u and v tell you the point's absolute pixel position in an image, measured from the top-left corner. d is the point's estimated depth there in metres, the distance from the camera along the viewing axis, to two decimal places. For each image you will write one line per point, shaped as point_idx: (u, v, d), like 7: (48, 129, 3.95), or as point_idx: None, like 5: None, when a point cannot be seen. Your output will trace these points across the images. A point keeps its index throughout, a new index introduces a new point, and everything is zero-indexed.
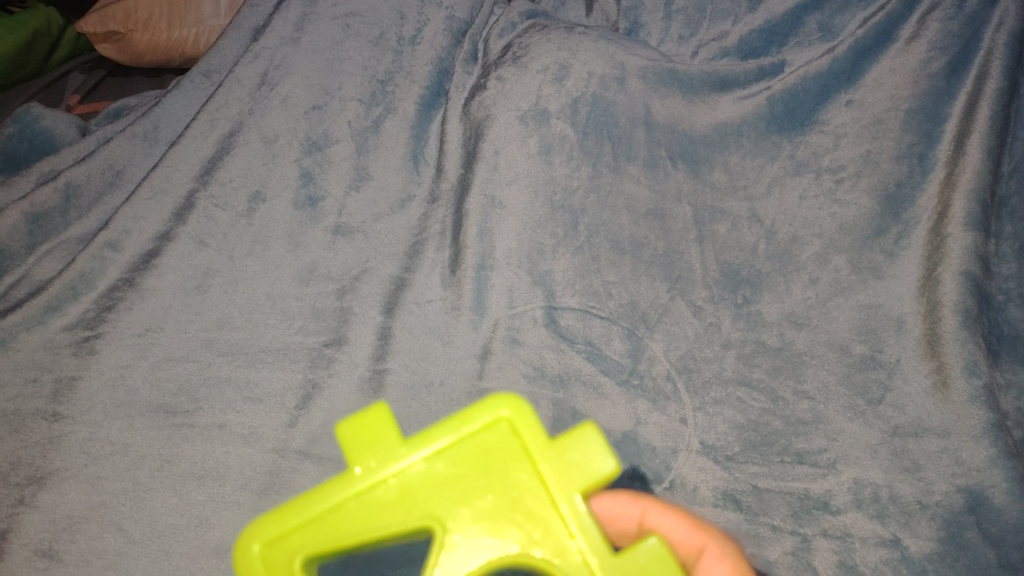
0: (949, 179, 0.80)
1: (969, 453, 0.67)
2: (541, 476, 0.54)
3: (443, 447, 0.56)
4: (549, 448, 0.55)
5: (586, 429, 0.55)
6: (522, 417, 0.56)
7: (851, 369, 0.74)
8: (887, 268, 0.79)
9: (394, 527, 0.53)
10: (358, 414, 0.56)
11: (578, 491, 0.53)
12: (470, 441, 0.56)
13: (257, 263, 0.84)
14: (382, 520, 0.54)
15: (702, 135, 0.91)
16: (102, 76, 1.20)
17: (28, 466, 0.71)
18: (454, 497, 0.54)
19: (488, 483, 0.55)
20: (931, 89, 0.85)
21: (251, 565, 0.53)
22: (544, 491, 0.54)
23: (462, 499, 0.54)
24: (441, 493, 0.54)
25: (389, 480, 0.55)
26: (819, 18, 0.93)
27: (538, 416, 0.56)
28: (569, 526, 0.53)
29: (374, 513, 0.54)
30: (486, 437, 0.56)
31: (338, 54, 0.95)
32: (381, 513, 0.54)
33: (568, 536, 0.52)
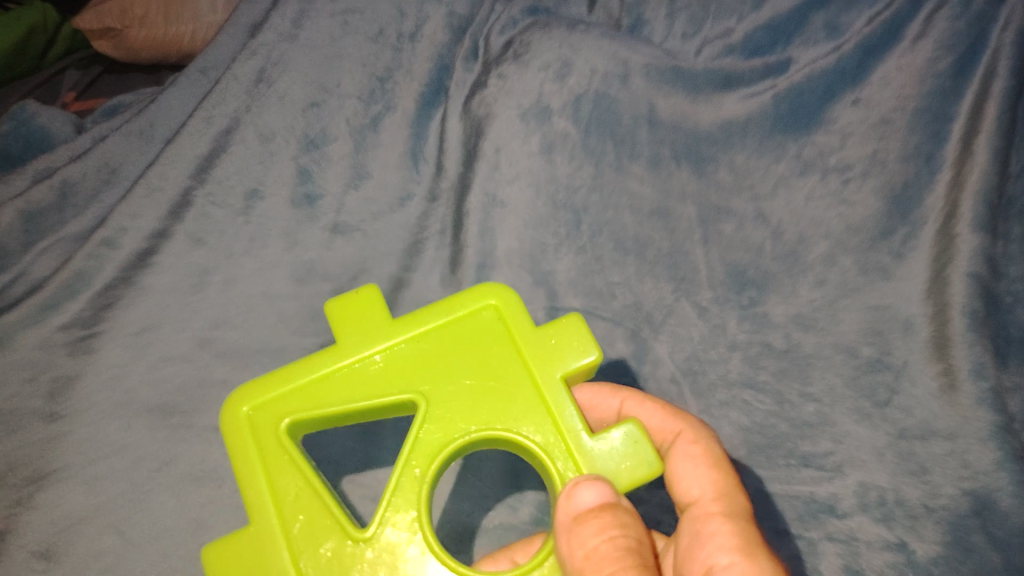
0: (957, 179, 0.79)
1: (976, 456, 0.66)
2: (522, 357, 0.62)
3: (430, 328, 0.64)
4: (533, 334, 0.63)
5: (572, 318, 0.63)
6: (506, 304, 0.64)
7: (857, 372, 0.74)
8: (895, 269, 0.78)
9: (378, 393, 0.61)
10: (351, 293, 0.66)
11: (559, 374, 0.61)
12: (456, 323, 0.64)
13: (256, 261, 0.83)
14: (369, 386, 0.62)
15: (707, 134, 0.88)
16: (99, 73, 1.17)
17: (25, 467, 0.69)
18: (436, 368, 0.62)
19: (468, 359, 0.62)
20: (938, 90, 0.83)
21: (238, 426, 0.61)
22: (524, 371, 0.61)
23: (443, 370, 0.62)
24: (422, 364, 0.62)
25: (384, 353, 0.63)
26: (826, 16, 0.91)
27: (524, 306, 0.64)
28: (540, 397, 0.60)
29: (367, 379, 0.62)
30: (477, 321, 0.64)
31: (337, 51, 0.93)
32: (374, 379, 0.62)
33: (544, 411, 0.60)
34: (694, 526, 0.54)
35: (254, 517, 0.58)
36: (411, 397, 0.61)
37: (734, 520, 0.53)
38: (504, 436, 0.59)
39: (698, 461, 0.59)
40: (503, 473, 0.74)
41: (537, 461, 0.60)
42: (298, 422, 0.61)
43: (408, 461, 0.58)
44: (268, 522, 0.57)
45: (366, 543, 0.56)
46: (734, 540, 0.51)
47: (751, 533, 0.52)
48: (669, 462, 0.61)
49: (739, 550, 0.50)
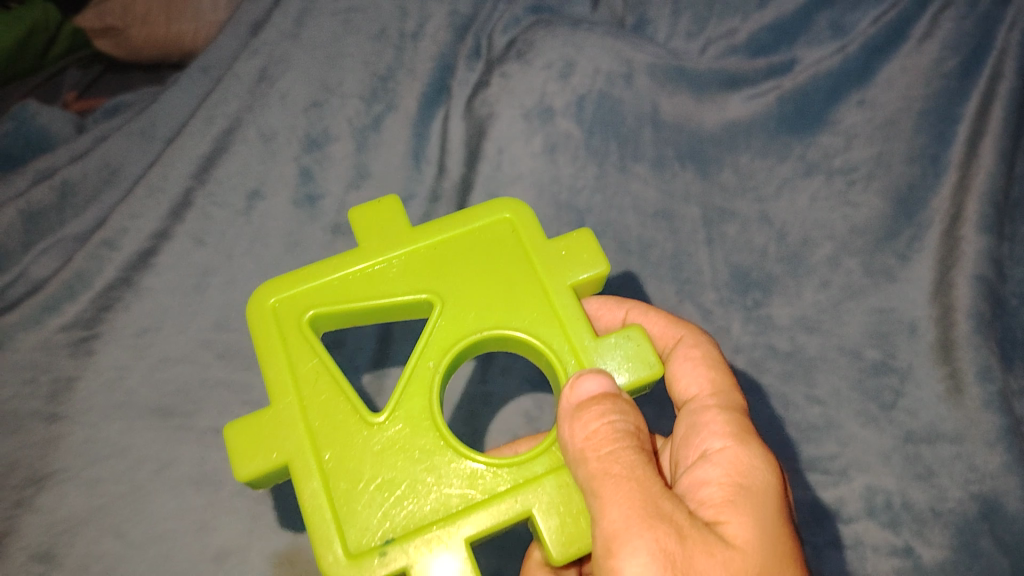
0: (962, 182, 0.80)
1: (983, 459, 0.67)
2: (533, 264, 0.63)
3: (445, 236, 0.65)
4: (544, 245, 0.64)
5: (582, 233, 0.64)
6: (520, 218, 0.66)
7: (862, 375, 0.73)
8: (900, 272, 0.77)
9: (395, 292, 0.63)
10: (374, 201, 0.67)
11: (568, 282, 0.62)
12: (472, 233, 0.66)
13: (256, 262, 0.82)
14: (387, 286, 0.63)
15: (711, 135, 0.88)
16: (100, 72, 1.17)
17: (26, 468, 0.69)
18: (451, 271, 0.64)
19: (480, 265, 0.64)
20: (944, 90, 0.84)
21: (264, 315, 0.63)
22: (535, 279, 0.63)
23: (458, 274, 0.64)
24: (439, 267, 0.64)
25: (400, 258, 0.65)
26: (831, 16, 0.91)
27: (536, 219, 0.66)
28: (550, 301, 0.62)
29: (384, 280, 0.64)
30: (490, 231, 0.66)
31: (339, 49, 0.93)
32: (390, 281, 0.64)
33: (553, 315, 0.61)
34: (692, 417, 0.57)
35: (273, 399, 0.59)
36: (426, 297, 0.62)
37: (730, 412, 0.56)
38: (514, 336, 0.61)
39: (698, 362, 0.61)
40: None
41: (546, 362, 0.61)
42: (319, 315, 0.63)
43: (421, 356, 0.60)
44: (286, 404, 0.58)
45: (377, 430, 0.57)
46: (730, 429, 0.54)
47: (744, 423, 0.55)
48: (670, 363, 0.63)
49: (732, 436, 0.53)
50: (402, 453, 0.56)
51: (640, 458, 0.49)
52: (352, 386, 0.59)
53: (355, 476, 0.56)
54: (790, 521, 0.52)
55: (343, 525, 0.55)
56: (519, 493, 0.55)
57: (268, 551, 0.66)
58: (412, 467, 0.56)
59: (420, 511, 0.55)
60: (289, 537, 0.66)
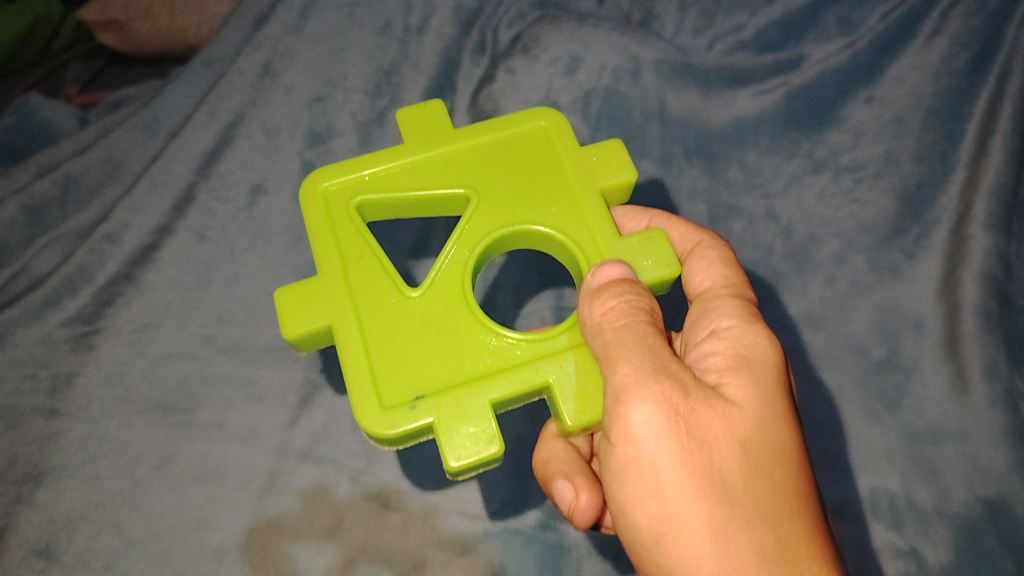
0: (971, 180, 0.79)
1: (988, 459, 0.66)
2: (564, 167, 0.66)
3: (482, 137, 0.68)
4: (576, 150, 0.66)
5: (614, 142, 0.67)
6: (555, 126, 0.68)
7: (867, 373, 0.72)
8: (906, 270, 0.77)
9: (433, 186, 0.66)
10: (420, 104, 0.70)
11: (597, 184, 0.65)
12: (508, 136, 0.68)
13: (259, 257, 0.81)
14: (426, 178, 0.66)
15: (718, 131, 0.88)
16: (103, 66, 1.17)
17: (25, 464, 0.69)
18: (486, 168, 0.66)
19: (514, 166, 0.67)
20: (954, 87, 0.83)
21: (313, 195, 0.66)
22: (565, 180, 0.65)
23: (492, 172, 0.66)
24: (477, 164, 0.67)
25: (439, 154, 0.67)
26: (838, 13, 0.90)
27: (570, 128, 0.68)
28: (578, 200, 0.64)
29: (423, 174, 0.67)
30: (526, 136, 0.68)
31: (343, 44, 0.92)
32: (428, 175, 0.67)
33: (580, 214, 0.64)
34: (704, 304, 0.60)
35: (318, 269, 0.62)
36: (462, 190, 0.65)
37: (741, 299, 0.59)
38: (541, 229, 0.63)
39: (715, 262, 0.63)
40: (508, 474, 0.67)
41: (570, 256, 0.64)
42: (364, 201, 0.66)
43: (456, 243, 0.63)
44: (329, 273, 0.62)
45: (412, 304, 0.60)
46: (738, 311, 0.57)
47: (752, 308, 0.58)
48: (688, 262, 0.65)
49: (740, 317, 0.57)
50: (434, 324, 0.60)
51: (651, 325, 0.52)
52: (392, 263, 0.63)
53: (389, 343, 0.59)
54: (790, 396, 0.55)
55: (376, 383, 0.58)
56: (541, 363, 0.58)
57: (268, 548, 0.65)
58: (443, 338, 0.59)
59: (449, 377, 0.58)
60: (289, 535, 0.65)
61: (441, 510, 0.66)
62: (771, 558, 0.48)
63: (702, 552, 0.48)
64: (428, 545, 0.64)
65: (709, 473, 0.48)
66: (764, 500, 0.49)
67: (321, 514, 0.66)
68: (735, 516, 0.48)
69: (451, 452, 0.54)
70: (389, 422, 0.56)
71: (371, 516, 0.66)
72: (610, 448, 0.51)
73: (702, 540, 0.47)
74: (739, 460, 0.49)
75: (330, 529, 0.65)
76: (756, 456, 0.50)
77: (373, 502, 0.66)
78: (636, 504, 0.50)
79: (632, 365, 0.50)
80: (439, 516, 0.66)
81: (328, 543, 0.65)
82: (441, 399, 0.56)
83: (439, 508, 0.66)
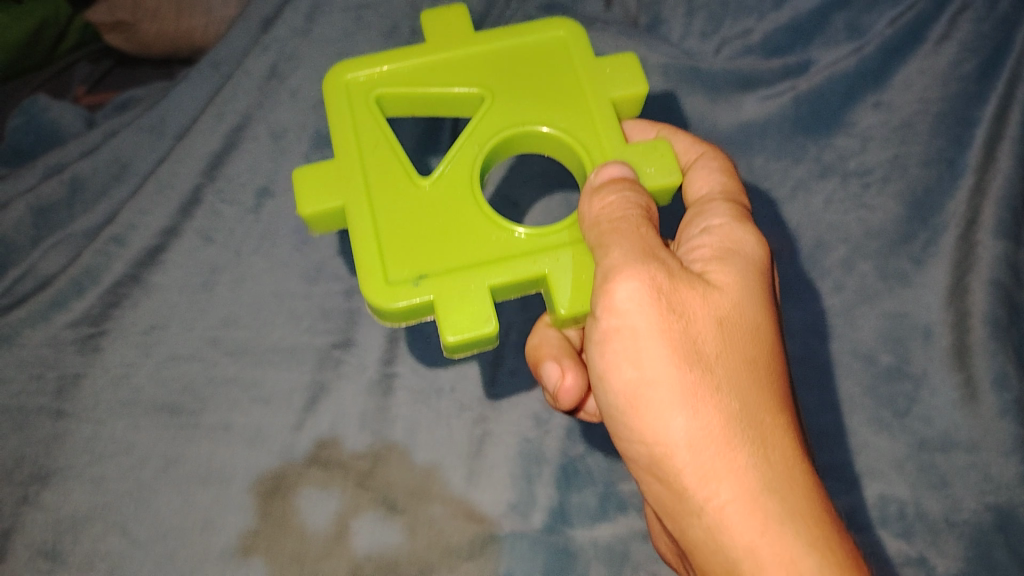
0: (979, 186, 0.79)
1: (998, 469, 0.66)
2: (578, 75, 0.69)
3: (502, 47, 0.71)
4: (592, 62, 0.69)
5: (629, 56, 0.69)
6: (575, 39, 0.71)
7: (875, 380, 0.72)
8: (915, 276, 0.76)
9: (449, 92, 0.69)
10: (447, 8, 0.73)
11: (609, 95, 0.67)
12: (527, 45, 0.71)
13: (265, 260, 0.81)
14: (444, 79, 0.70)
15: (725, 136, 0.87)
16: (110, 66, 1.17)
17: (30, 464, 0.69)
18: (502, 75, 0.70)
19: (529, 74, 0.70)
20: (963, 93, 0.83)
21: (336, 86, 0.70)
22: (577, 90, 0.68)
23: (508, 78, 0.69)
24: (493, 68, 0.70)
25: (460, 58, 0.71)
26: (848, 17, 0.89)
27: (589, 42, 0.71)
28: (588, 108, 0.67)
29: (442, 76, 0.70)
30: (545, 46, 0.71)
31: (350, 46, 0.92)
32: (445, 79, 0.70)
33: (588, 121, 0.67)
34: (701, 206, 0.63)
35: (338, 154, 0.66)
36: (477, 91, 0.69)
37: (736, 202, 0.62)
38: (549, 131, 0.67)
39: (715, 170, 0.65)
40: (514, 477, 0.67)
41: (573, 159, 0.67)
42: (384, 94, 0.70)
43: (466, 141, 0.66)
44: (347, 157, 0.65)
45: (423, 192, 0.64)
46: (728, 211, 0.60)
47: (745, 211, 0.61)
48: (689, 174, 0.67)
49: (732, 216, 0.60)
50: (442, 211, 0.63)
51: (643, 214, 0.56)
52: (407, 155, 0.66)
53: (399, 227, 0.63)
54: (773, 292, 0.59)
55: (383, 260, 0.61)
56: (539, 256, 0.61)
57: (274, 551, 0.65)
58: (449, 227, 0.63)
59: (451, 261, 0.61)
60: (296, 538, 0.65)
61: (448, 514, 0.66)
62: (737, 420, 0.51)
63: (671, 411, 0.51)
64: (434, 549, 0.64)
65: (684, 341, 0.52)
66: (735, 370, 0.52)
67: (327, 517, 0.66)
68: (705, 380, 0.51)
69: (450, 328, 0.58)
70: (392, 296, 0.59)
71: (377, 520, 0.66)
72: (595, 321, 0.55)
73: (671, 398, 0.51)
74: (714, 333, 0.52)
75: (337, 532, 0.65)
76: (731, 331, 0.53)
77: (379, 505, 0.66)
78: (614, 370, 0.54)
79: (621, 245, 0.54)
80: (446, 520, 0.66)
81: (334, 546, 0.65)
82: (442, 280, 0.60)
83: (445, 512, 0.66)
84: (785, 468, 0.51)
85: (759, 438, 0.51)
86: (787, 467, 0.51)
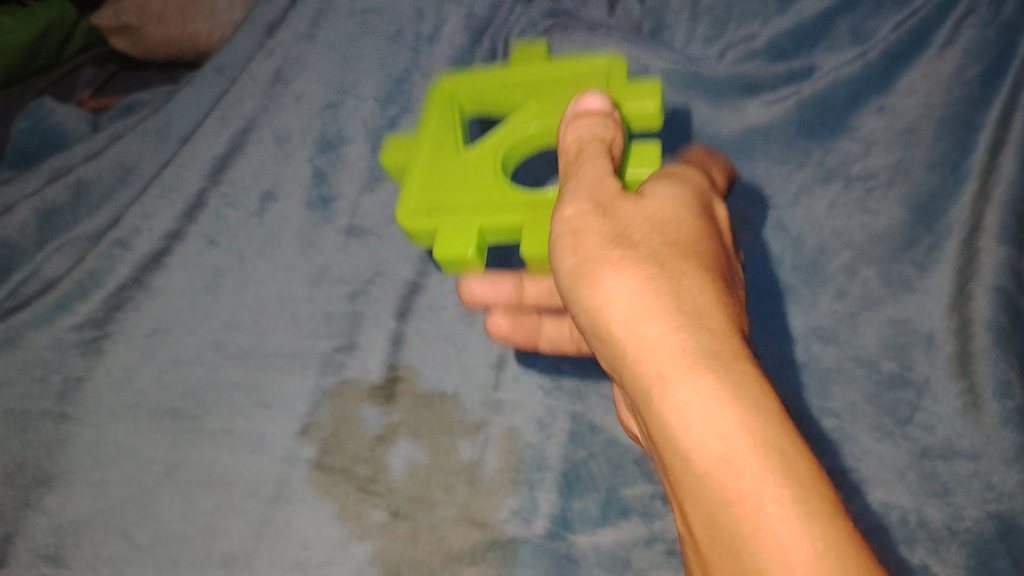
0: (982, 191, 0.78)
1: (1000, 478, 0.65)
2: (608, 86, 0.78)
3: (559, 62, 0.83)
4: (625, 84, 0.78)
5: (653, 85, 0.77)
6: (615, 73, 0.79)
7: (878, 388, 0.72)
8: (918, 282, 0.76)
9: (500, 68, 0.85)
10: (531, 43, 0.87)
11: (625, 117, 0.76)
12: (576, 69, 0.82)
13: (268, 263, 0.81)
14: (511, 79, 0.83)
15: (727, 141, 0.88)
16: (115, 71, 1.17)
17: (35, 468, 0.69)
18: (546, 88, 0.81)
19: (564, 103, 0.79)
20: (967, 98, 0.82)
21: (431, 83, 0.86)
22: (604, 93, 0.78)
23: (551, 90, 0.81)
24: (543, 84, 0.82)
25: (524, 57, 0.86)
26: (852, 21, 0.89)
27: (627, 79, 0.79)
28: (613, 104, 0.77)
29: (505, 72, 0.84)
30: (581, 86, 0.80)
31: (355, 51, 0.92)
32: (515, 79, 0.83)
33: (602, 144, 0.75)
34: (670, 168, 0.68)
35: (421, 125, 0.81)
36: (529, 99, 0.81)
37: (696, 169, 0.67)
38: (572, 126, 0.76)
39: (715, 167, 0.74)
40: (517, 482, 0.66)
41: None
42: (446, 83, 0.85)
43: (512, 126, 0.79)
44: (427, 126, 0.80)
45: (464, 157, 0.78)
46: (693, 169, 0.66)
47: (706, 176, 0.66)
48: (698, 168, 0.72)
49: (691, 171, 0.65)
50: (474, 170, 0.76)
51: (603, 145, 0.62)
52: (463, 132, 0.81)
53: (436, 176, 0.76)
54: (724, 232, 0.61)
55: (419, 187, 0.76)
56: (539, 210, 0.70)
57: (275, 556, 0.64)
58: (464, 179, 0.76)
59: (467, 205, 0.73)
60: (297, 543, 0.65)
61: (450, 521, 0.65)
62: (668, 288, 0.50)
63: (605, 271, 0.52)
64: (437, 555, 0.63)
65: (618, 222, 0.55)
66: (671, 249, 0.53)
67: (329, 523, 0.65)
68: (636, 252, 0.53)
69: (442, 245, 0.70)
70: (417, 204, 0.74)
71: (378, 526, 0.65)
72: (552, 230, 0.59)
73: (603, 263, 0.53)
74: (644, 226, 0.54)
75: (338, 538, 0.65)
76: (665, 222, 0.55)
77: (380, 511, 0.66)
78: (561, 253, 0.56)
79: (576, 172, 0.61)
80: (448, 526, 0.65)
81: (336, 554, 0.64)
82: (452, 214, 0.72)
83: (448, 518, 0.65)
84: (715, 324, 0.48)
85: (694, 309, 0.49)
86: (725, 340, 0.47)
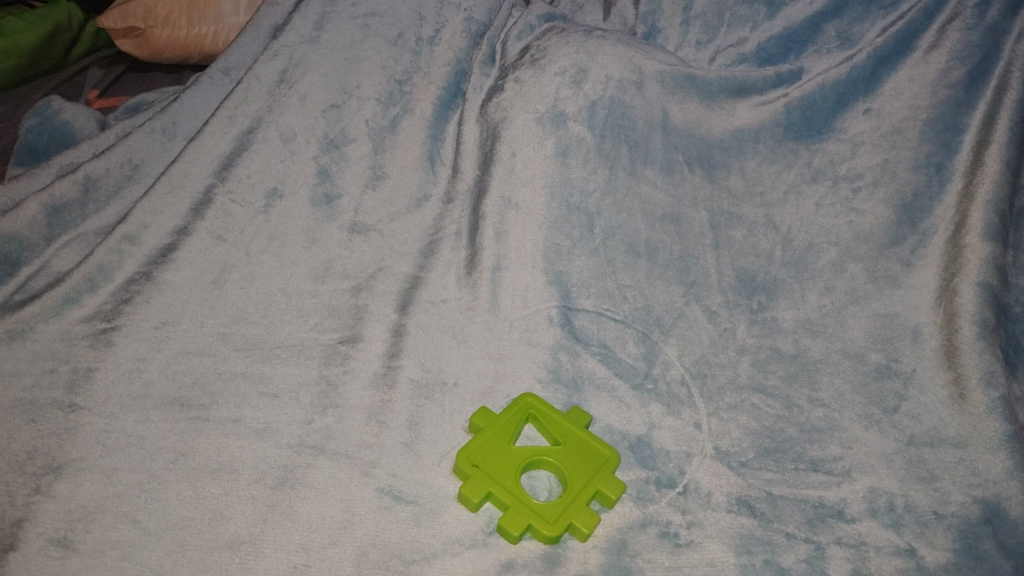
0: (967, 191, 0.82)
1: (985, 465, 0.67)
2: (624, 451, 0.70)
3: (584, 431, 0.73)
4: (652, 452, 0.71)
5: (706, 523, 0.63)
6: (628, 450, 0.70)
7: (865, 378, 0.76)
8: (904, 278, 0.81)
9: (537, 315, 0.82)
10: (584, 322, 0.81)
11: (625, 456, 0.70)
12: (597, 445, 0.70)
13: (274, 259, 0.86)
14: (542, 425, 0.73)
15: (719, 141, 0.92)
16: (121, 71, 1.22)
17: (43, 456, 0.68)
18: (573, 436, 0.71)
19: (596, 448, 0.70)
20: (950, 100, 0.86)
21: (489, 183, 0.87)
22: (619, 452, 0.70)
23: (578, 443, 0.70)
24: (567, 438, 0.71)
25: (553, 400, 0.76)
26: (838, 26, 0.92)
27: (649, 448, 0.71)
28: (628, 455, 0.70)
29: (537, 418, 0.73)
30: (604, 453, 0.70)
31: (357, 53, 0.94)
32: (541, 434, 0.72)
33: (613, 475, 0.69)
34: None
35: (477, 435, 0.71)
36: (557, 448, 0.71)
37: None
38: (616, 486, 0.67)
39: (727, 482, 0.69)
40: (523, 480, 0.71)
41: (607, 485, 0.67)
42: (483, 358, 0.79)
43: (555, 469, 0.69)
44: (485, 453, 0.69)
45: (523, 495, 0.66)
46: None
47: None
48: None
49: None
50: (524, 500, 0.66)
51: None
52: (512, 454, 0.70)
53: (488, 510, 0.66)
54: None
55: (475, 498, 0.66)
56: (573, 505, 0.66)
57: (280, 541, 0.63)
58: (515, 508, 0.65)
59: (514, 504, 0.65)
60: (302, 528, 0.64)
61: (450, 507, 0.67)
62: None
63: None
64: (439, 538, 0.64)
65: None
66: None
67: (335, 507, 0.66)
68: None
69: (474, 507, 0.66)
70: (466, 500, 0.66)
71: (381, 510, 0.66)
72: None
73: None
74: None
75: (342, 522, 0.65)
76: None
77: (384, 495, 0.67)
78: None
79: (574, 481, 0.67)
80: (449, 512, 0.66)
81: (340, 535, 0.64)
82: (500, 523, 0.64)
83: (448, 505, 0.67)
84: None
85: None
86: None
